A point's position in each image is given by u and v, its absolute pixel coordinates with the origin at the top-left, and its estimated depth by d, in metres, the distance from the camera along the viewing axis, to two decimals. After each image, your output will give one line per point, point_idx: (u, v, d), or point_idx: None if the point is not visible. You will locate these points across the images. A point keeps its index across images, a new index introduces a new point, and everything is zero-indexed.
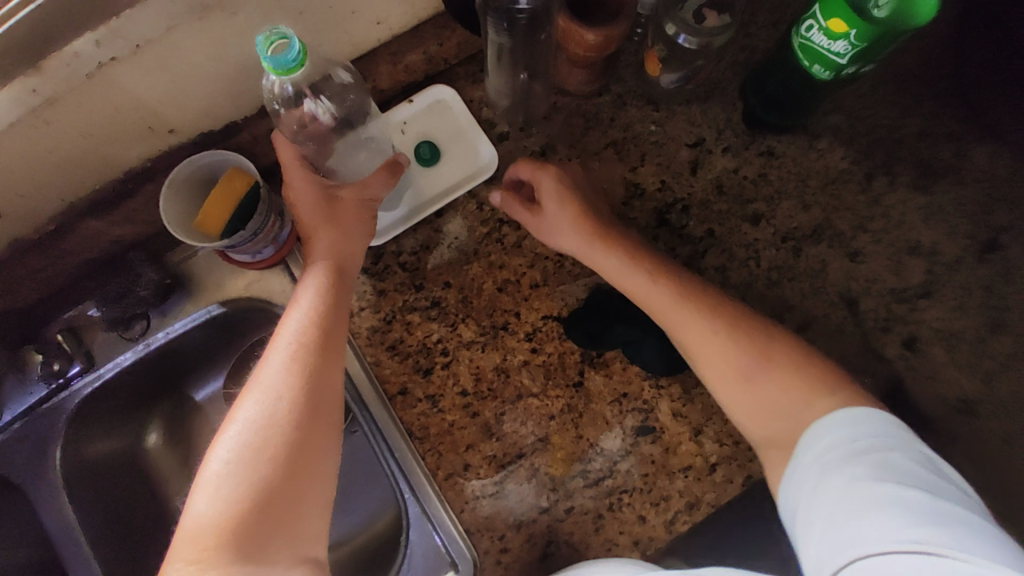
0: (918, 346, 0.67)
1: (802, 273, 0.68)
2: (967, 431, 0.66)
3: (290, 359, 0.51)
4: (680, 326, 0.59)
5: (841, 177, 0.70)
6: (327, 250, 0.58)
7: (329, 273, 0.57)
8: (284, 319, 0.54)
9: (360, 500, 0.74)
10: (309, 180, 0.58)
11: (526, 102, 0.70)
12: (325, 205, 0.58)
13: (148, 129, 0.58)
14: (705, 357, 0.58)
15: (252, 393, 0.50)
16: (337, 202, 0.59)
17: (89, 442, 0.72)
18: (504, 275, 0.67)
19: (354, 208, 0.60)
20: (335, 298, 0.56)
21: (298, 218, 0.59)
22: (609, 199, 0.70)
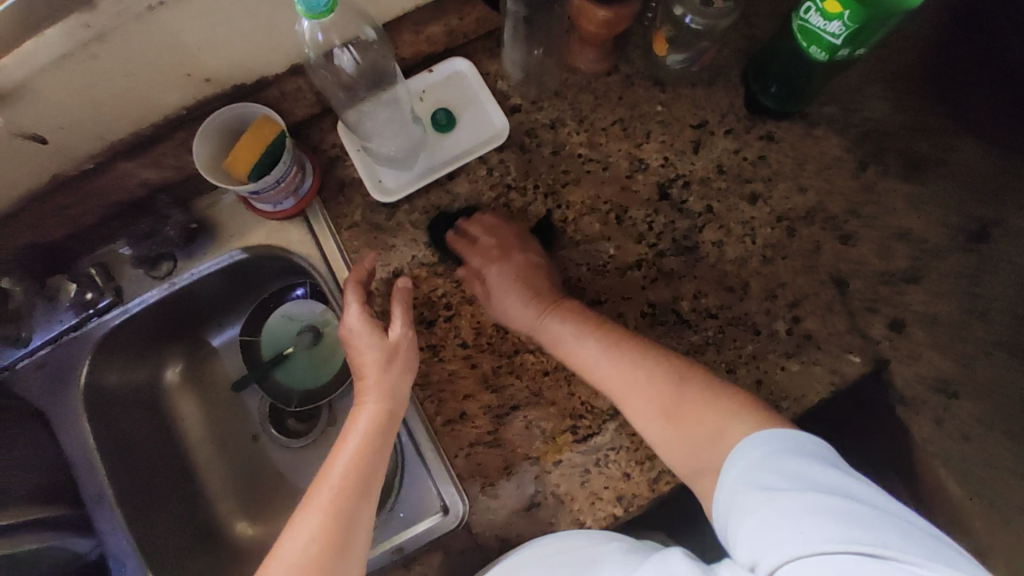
0: (902, 328, 0.69)
1: (795, 252, 0.71)
2: (949, 413, 0.68)
3: (330, 500, 0.55)
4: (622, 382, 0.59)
5: (835, 164, 0.73)
6: (375, 391, 0.61)
7: (378, 414, 0.60)
8: (330, 462, 0.58)
9: None
10: (365, 325, 0.63)
11: (538, 78, 0.74)
12: (379, 357, 0.62)
13: (185, 76, 0.61)
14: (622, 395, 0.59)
15: (294, 525, 0.54)
16: (392, 347, 0.62)
17: (111, 371, 0.78)
18: (509, 237, 0.71)
19: (402, 356, 0.63)
20: (377, 444, 0.59)
21: (358, 355, 0.63)
22: (614, 171, 0.73)
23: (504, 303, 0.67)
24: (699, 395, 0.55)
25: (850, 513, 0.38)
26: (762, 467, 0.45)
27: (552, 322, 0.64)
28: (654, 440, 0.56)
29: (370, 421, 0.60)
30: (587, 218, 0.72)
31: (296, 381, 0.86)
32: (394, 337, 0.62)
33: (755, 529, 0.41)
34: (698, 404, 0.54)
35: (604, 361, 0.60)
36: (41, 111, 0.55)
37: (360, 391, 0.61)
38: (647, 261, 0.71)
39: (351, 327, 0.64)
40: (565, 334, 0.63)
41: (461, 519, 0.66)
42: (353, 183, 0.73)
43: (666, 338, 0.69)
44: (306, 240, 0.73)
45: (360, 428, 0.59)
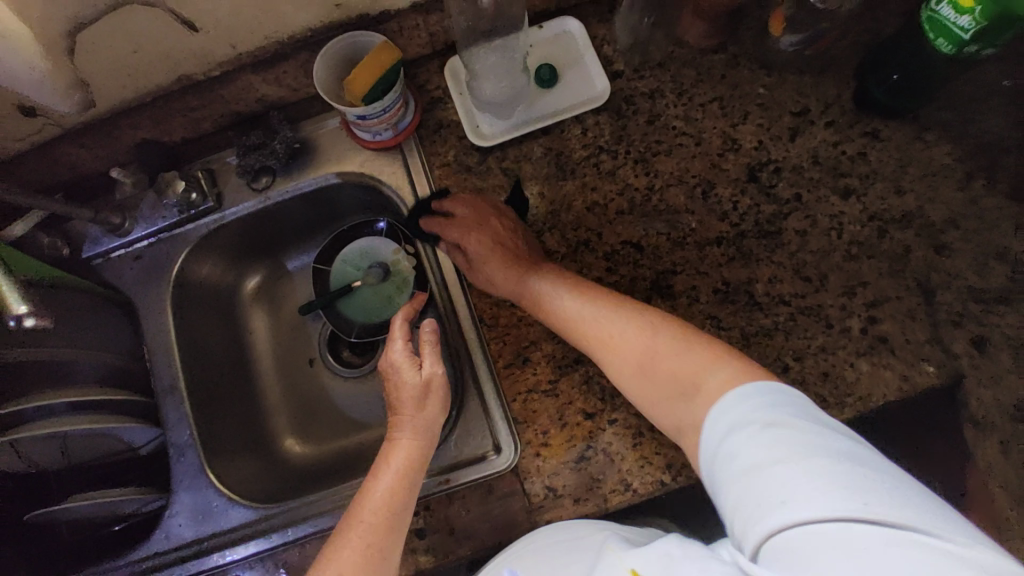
0: (988, 348, 0.66)
1: (883, 253, 0.69)
2: (1019, 439, 0.65)
3: (366, 521, 0.58)
4: (624, 334, 0.58)
5: (939, 172, 0.70)
6: (410, 423, 0.65)
7: (410, 447, 0.63)
8: (367, 487, 0.61)
9: None
10: (409, 360, 0.67)
11: (644, 48, 0.75)
12: (415, 392, 0.66)
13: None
14: (607, 351, 0.59)
15: (334, 544, 0.57)
16: (427, 380, 0.66)
17: (203, 265, 0.83)
18: (594, 197, 0.72)
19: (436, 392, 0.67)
20: (411, 471, 0.62)
21: (396, 391, 0.67)
22: (706, 147, 0.73)
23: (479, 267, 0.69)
24: (655, 343, 0.56)
25: (846, 476, 0.38)
26: (762, 419, 0.44)
27: (532, 280, 0.66)
28: (639, 400, 0.56)
29: (404, 449, 0.63)
30: (673, 190, 0.72)
31: (358, 314, 0.88)
32: (429, 373, 0.67)
33: (761, 496, 0.40)
34: (668, 357, 0.54)
35: (592, 318, 0.60)
36: (192, 10, 0.60)
37: (393, 427, 0.65)
38: (726, 240, 0.71)
39: (393, 360, 0.68)
40: (544, 290, 0.65)
41: (512, 464, 0.67)
42: (451, 125, 0.75)
43: (736, 317, 0.68)
44: (400, 173, 0.76)
45: (395, 456, 0.63)
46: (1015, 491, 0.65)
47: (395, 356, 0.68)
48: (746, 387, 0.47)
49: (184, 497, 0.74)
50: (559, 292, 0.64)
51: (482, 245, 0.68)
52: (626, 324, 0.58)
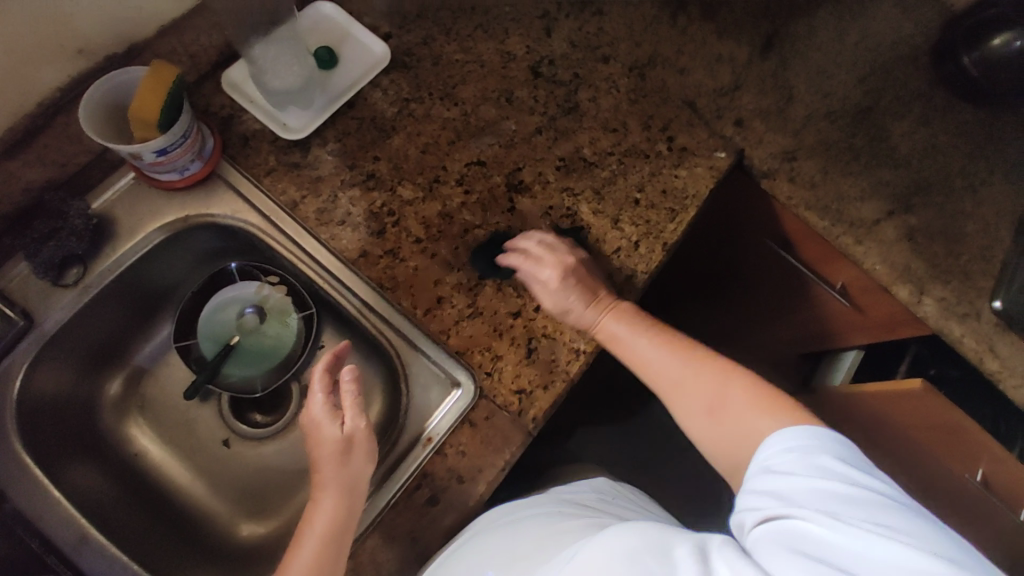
0: (744, 124, 0.89)
1: (650, 91, 0.87)
2: (795, 171, 0.88)
3: None
4: (638, 348, 0.68)
5: (654, 21, 0.91)
6: (335, 479, 0.63)
7: (336, 510, 0.61)
8: (294, 555, 0.59)
9: None
10: (326, 415, 0.66)
11: (399, 7, 0.82)
12: (335, 448, 0.64)
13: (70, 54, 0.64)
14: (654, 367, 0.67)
15: None
16: (350, 433, 0.65)
17: (46, 382, 0.70)
18: (423, 140, 0.77)
19: (360, 442, 0.65)
20: (338, 536, 0.60)
21: (316, 446, 0.65)
22: (491, 65, 0.83)
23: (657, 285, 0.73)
24: (725, 397, 0.60)
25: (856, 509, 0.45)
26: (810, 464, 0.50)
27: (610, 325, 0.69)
28: (701, 437, 0.61)
29: (332, 511, 0.61)
30: (483, 107, 0.81)
31: (253, 367, 0.81)
32: (349, 427, 0.65)
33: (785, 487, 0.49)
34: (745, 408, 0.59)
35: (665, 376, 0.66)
36: None
37: (317, 486, 0.63)
38: (544, 128, 0.81)
39: (313, 416, 0.66)
40: (623, 333, 0.69)
41: (475, 392, 0.70)
42: (256, 134, 0.74)
43: (583, 181, 0.80)
44: (229, 198, 0.72)
45: (322, 519, 0.61)
46: (811, 207, 0.87)
47: (316, 408, 0.66)
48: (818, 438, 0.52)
49: None
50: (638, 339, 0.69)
51: (567, 282, 0.70)
52: (678, 361, 0.66)
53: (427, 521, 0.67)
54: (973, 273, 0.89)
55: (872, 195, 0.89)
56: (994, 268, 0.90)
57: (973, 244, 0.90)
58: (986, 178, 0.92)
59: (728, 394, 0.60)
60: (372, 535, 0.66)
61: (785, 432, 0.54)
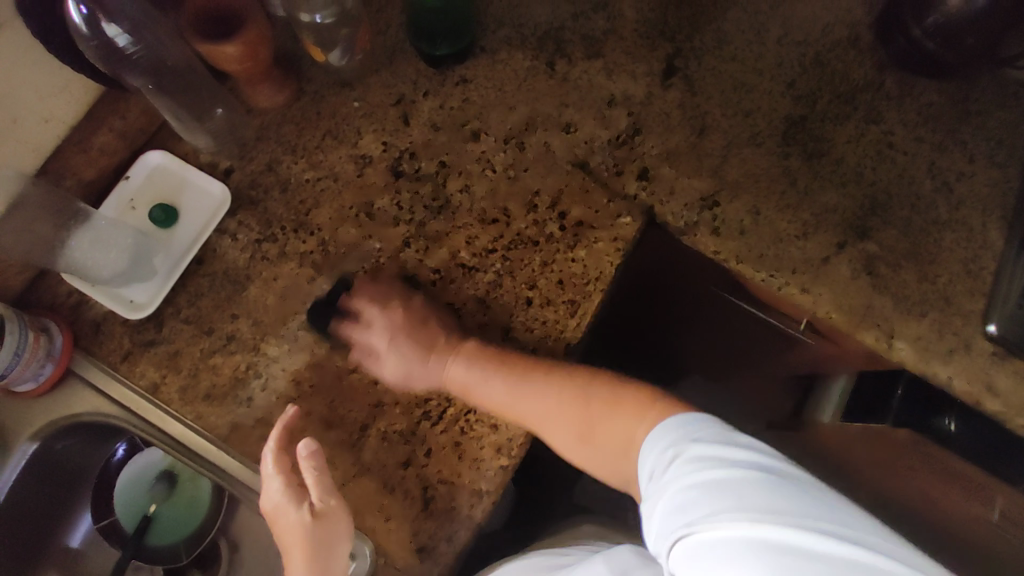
0: (650, 174, 0.76)
1: (533, 160, 0.76)
2: (717, 217, 0.75)
3: None
4: (459, 375, 0.66)
5: (529, 74, 0.79)
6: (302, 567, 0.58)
7: None
8: None
9: None
10: (289, 499, 0.61)
11: (233, 133, 0.74)
12: (304, 538, 0.59)
13: None
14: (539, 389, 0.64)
15: None
16: (319, 511, 0.60)
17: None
18: (281, 285, 0.71)
19: (330, 521, 0.60)
20: None
21: (282, 534, 0.60)
22: (345, 177, 0.75)
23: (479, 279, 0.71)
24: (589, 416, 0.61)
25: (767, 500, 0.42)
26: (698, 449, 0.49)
27: (453, 369, 0.67)
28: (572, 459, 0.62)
29: None
30: (342, 229, 0.73)
31: (176, 535, 0.79)
32: (316, 508, 0.60)
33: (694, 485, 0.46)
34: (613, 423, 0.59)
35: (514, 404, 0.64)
36: None
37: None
38: (412, 237, 0.73)
39: (274, 500, 0.61)
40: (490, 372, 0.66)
41: (371, 558, 0.64)
42: (106, 317, 0.69)
43: (463, 292, 0.71)
44: (90, 395, 0.69)
45: None
46: (746, 257, 0.74)
47: (278, 488, 0.61)
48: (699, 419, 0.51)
49: None
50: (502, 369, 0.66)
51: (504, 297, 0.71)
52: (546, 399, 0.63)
53: None
54: (955, 296, 0.74)
55: (816, 227, 0.75)
56: (983, 285, 0.74)
57: (952, 261, 0.75)
58: (967, 169, 0.78)
59: (588, 403, 0.62)
60: None
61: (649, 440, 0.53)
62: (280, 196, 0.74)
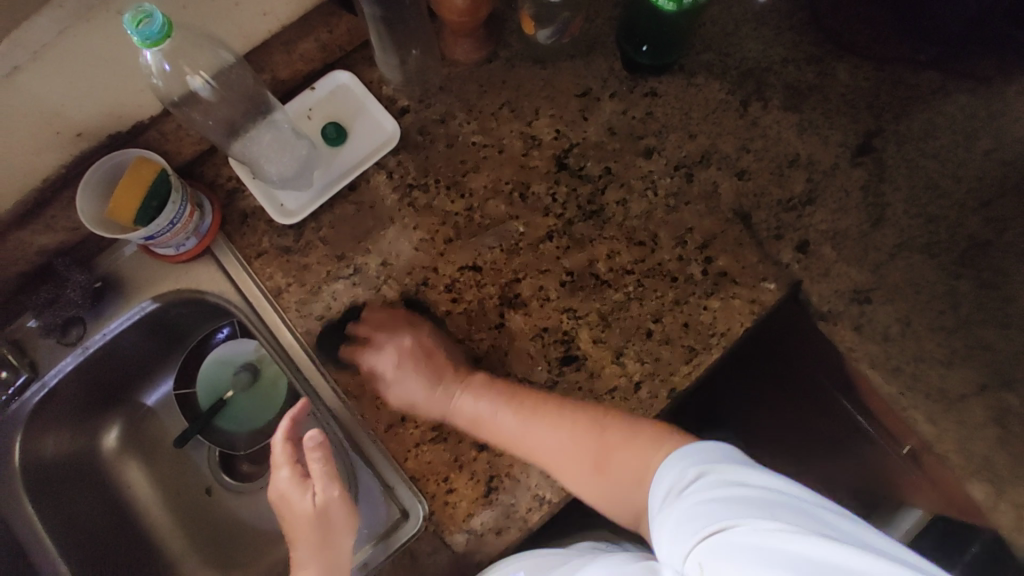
0: (809, 249, 0.72)
1: (696, 196, 0.73)
2: (866, 317, 0.71)
3: None
4: (467, 406, 0.63)
5: (719, 107, 0.75)
6: (307, 555, 0.59)
7: None
8: None
9: None
10: (297, 487, 0.62)
11: (421, 77, 0.75)
12: (311, 525, 0.60)
13: (78, 136, 0.63)
14: (532, 447, 0.60)
15: None
16: (321, 507, 0.61)
17: (48, 439, 0.74)
18: (419, 235, 0.72)
19: (336, 510, 0.61)
20: None
21: (289, 521, 0.62)
22: (510, 152, 0.74)
23: (407, 382, 0.66)
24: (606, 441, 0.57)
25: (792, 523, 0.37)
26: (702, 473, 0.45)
27: (464, 401, 0.64)
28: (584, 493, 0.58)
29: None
30: (491, 201, 0.73)
31: (240, 425, 0.83)
32: (320, 500, 0.61)
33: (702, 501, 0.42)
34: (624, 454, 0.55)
35: (522, 435, 0.61)
36: None
37: (292, 559, 0.60)
38: (556, 232, 0.72)
39: (280, 489, 0.63)
40: (512, 431, 0.61)
41: (422, 521, 0.64)
42: (255, 211, 0.72)
43: (588, 302, 0.70)
44: (218, 276, 0.72)
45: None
46: (879, 364, 0.70)
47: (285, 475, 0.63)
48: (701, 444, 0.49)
49: None
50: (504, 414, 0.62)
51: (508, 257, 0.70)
52: (567, 433, 0.59)
53: None
54: None
55: (960, 360, 0.72)
56: None
57: None
58: None
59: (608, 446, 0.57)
60: None
61: (662, 466, 0.50)
62: (444, 149, 0.74)
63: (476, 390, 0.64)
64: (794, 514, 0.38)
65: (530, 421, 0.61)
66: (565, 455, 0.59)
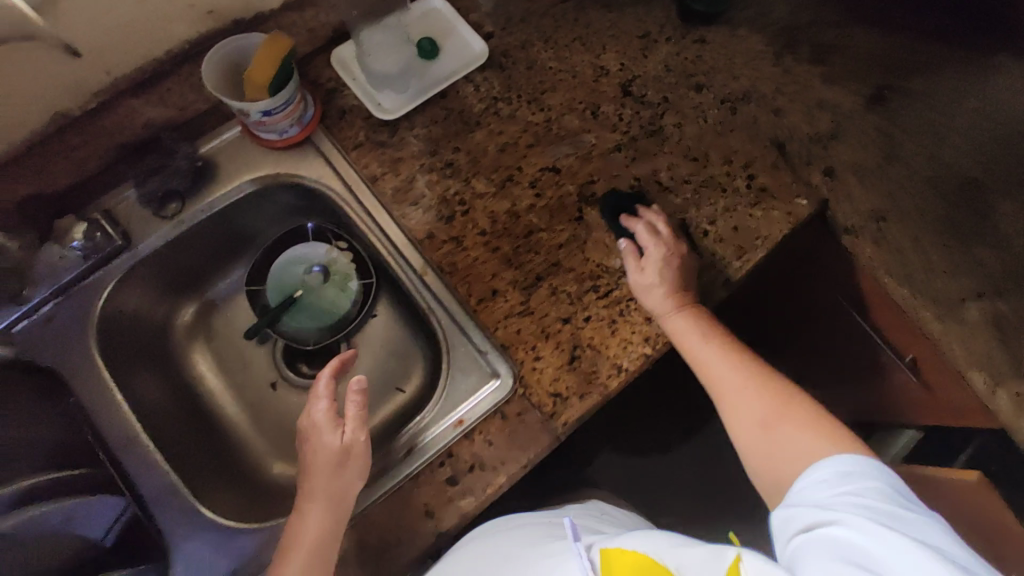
0: (835, 174, 0.84)
1: (740, 125, 0.85)
2: (882, 231, 0.83)
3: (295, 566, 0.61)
4: (679, 323, 0.70)
5: (758, 56, 0.88)
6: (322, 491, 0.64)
7: (325, 516, 0.63)
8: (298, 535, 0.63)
9: (393, 355, 0.89)
10: (330, 421, 0.67)
11: (505, 9, 0.85)
12: (332, 458, 0.65)
13: (207, 14, 0.70)
14: (732, 402, 0.65)
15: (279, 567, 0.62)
16: (348, 446, 0.66)
17: (121, 313, 0.77)
18: (503, 139, 0.80)
19: (359, 452, 0.67)
20: (331, 531, 0.63)
21: (312, 452, 0.67)
22: (582, 77, 0.84)
23: (652, 292, 0.72)
24: (794, 414, 0.61)
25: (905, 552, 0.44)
26: (847, 478, 0.52)
27: (673, 320, 0.70)
28: (744, 444, 0.63)
29: (322, 511, 0.63)
30: (567, 116, 0.82)
31: (309, 322, 0.88)
32: (347, 440, 0.66)
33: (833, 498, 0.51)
34: (796, 426, 0.60)
35: (709, 357, 0.69)
36: (74, 39, 0.61)
37: (307, 494, 0.65)
38: (624, 146, 0.82)
39: (315, 421, 0.68)
40: (683, 330, 0.70)
41: (512, 383, 0.73)
42: (352, 109, 0.78)
43: (653, 204, 0.80)
44: (318, 163, 0.78)
45: (315, 511, 0.63)
46: (893, 271, 0.82)
47: (319, 411, 0.68)
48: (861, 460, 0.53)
49: (189, 552, 0.69)
50: (694, 343, 0.69)
51: (662, 248, 0.73)
52: (745, 374, 0.67)
53: (443, 495, 0.70)
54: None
55: (962, 271, 0.82)
56: None
57: None
58: None
59: (790, 408, 0.62)
60: (388, 498, 0.70)
61: (826, 456, 0.55)
62: (524, 69, 0.83)
63: (690, 333, 0.69)
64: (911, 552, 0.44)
65: (710, 346, 0.69)
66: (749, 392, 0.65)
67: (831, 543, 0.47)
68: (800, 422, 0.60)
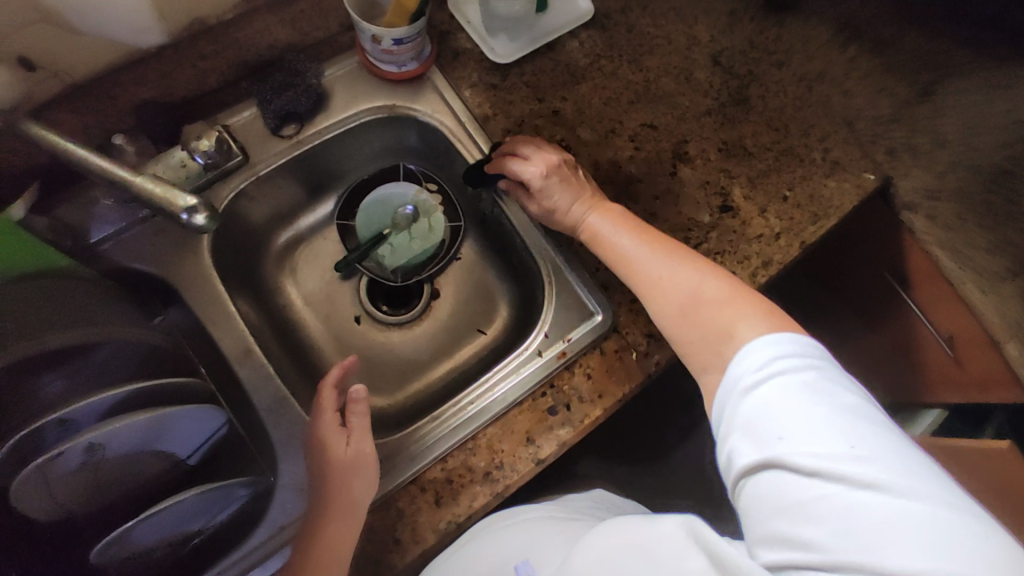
0: (896, 155, 0.89)
1: (816, 102, 0.91)
2: (935, 209, 0.89)
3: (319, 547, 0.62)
4: (595, 222, 0.71)
5: (830, 41, 0.94)
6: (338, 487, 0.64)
7: (353, 497, 0.63)
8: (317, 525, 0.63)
9: (475, 299, 0.91)
10: (336, 429, 0.67)
11: None
12: (342, 462, 0.65)
13: None
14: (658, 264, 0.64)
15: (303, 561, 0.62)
16: (354, 456, 0.65)
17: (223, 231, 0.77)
18: (605, 93, 0.84)
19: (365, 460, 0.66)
20: (347, 523, 0.62)
21: (322, 458, 0.66)
22: (676, 43, 0.89)
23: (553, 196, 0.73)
24: (705, 288, 0.60)
25: (837, 451, 0.42)
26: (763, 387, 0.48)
27: (590, 219, 0.71)
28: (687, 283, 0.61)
29: (337, 500, 0.63)
30: (664, 79, 0.87)
31: (396, 258, 0.87)
32: (354, 448, 0.66)
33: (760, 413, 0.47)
34: (726, 310, 0.57)
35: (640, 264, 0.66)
36: None
37: (330, 483, 0.64)
38: (714, 111, 0.87)
39: (321, 432, 0.67)
40: (605, 228, 0.70)
41: (609, 322, 0.74)
42: (465, 52, 0.82)
43: (740, 167, 0.85)
44: (433, 98, 0.80)
45: (337, 492, 0.64)
46: (944, 245, 0.88)
47: (328, 418, 0.68)
48: (774, 337, 0.51)
49: (290, 464, 0.70)
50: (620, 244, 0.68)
51: (548, 177, 0.72)
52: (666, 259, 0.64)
53: (544, 424, 0.71)
54: None
55: (1005, 250, 0.88)
56: None
57: None
58: None
59: (706, 283, 0.60)
60: (493, 424, 0.71)
61: (761, 340, 0.52)
62: (623, 31, 0.88)
63: (605, 234, 0.70)
64: (844, 444, 0.42)
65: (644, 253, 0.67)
66: (680, 280, 0.62)
67: (777, 471, 0.44)
68: (741, 314, 0.57)
